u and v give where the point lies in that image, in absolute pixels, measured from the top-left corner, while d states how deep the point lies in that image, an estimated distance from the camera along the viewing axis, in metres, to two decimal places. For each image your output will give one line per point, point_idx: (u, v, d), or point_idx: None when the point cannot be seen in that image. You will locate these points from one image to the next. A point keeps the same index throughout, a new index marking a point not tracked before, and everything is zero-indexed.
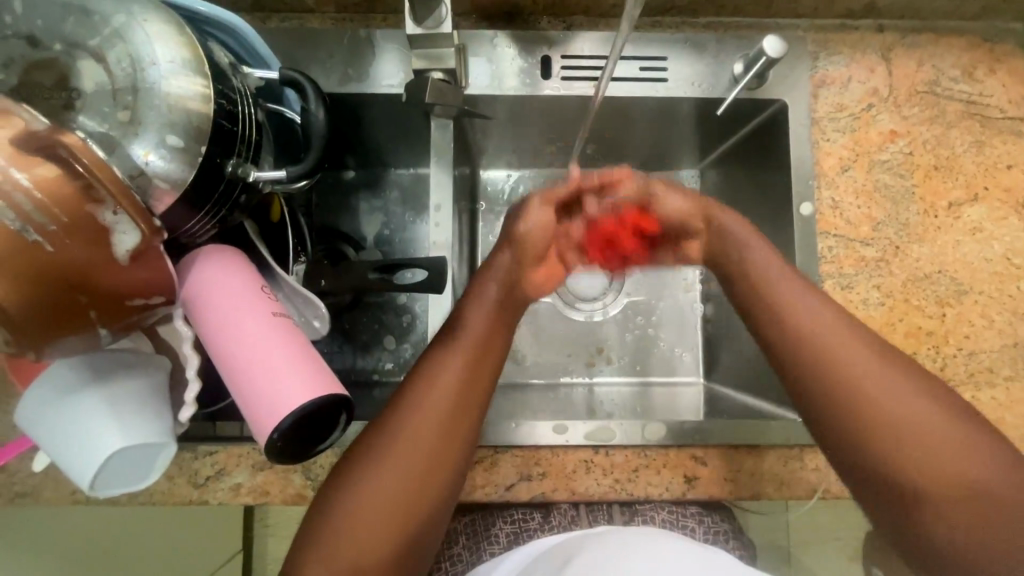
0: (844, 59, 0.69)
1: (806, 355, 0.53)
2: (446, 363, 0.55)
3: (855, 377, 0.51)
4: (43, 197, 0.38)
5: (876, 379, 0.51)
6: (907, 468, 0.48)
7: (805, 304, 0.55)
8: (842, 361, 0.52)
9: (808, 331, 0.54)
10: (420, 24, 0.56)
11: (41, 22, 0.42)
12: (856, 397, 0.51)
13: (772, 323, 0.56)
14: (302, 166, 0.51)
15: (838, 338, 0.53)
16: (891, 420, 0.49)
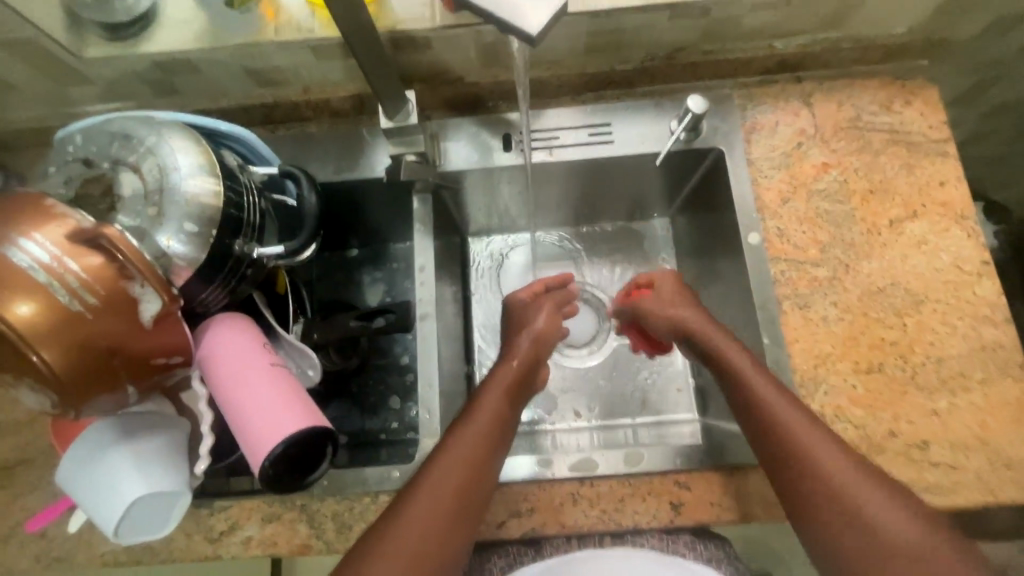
0: (770, 107, 0.77)
1: (762, 430, 0.59)
2: (455, 447, 0.60)
3: (809, 448, 0.57)
4: (89, 277, 0.48)
5: (824, 447, 0.56)
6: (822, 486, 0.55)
7: (760, 379, 0.61)
8: (796, 435, 0.57)
9: (766, 403, 0.60)
10: (391, 119, 0.67)
11: (95, 148, 0.55)
12: (805, 468, 0.56)
13: (738, 393, 0.62)
14: (298, 241, 0.61)
15: (793, 411, 0.59)
16: (837, 485, 0.54)
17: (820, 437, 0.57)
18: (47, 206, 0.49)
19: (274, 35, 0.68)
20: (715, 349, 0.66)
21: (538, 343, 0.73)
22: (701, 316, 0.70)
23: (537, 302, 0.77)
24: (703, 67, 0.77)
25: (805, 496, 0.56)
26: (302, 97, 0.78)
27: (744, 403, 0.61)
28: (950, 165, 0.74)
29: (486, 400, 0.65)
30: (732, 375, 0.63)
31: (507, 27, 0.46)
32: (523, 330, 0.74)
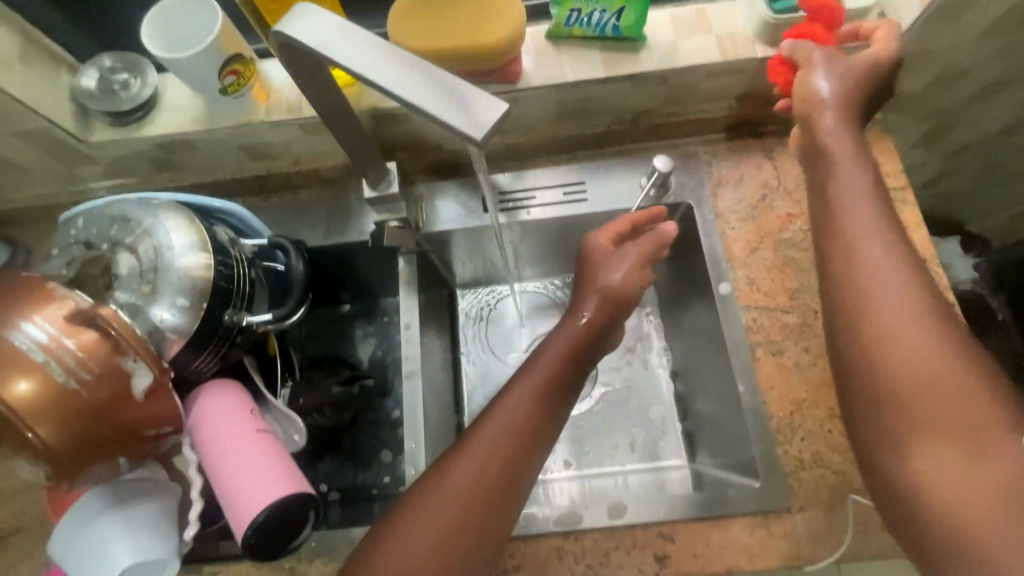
0: (735, 162, 0.82)
1: (857, 336, 0.49)
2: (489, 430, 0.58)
3: (906, 354, 0.46)
4: (84, 355, 0.51)
5: (935, 363, 0.45)
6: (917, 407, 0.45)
7: (892, 274, 0.49)
8: (898, 339, 0.47)
9: (886, 301, 0.48)
10: (374, 188, 0.72)
11: (95, 230, 0.59)
12: (899, 379, 0.46)
13: (850, 292, 0.50)
14: (285, 307, 0.65)
15: (910, 314, 0.47)
16: (949, 409, 0.44)
17: (928, 337, 0.46)
18: (47, 288, 0.53)
19: (266, 115, 0.73)
20: (826, 239, 0.53)
21: (612, 299, 0.66)
22: (850, 158, 0.55)
23: (619, 248, 0.69)
24: (668, 127, 0.82)
25: (876, 413, 0.47)
26: (293, 168, 0.83)
27: (851, 300, 0.50)
28: (909, 211, 0.77)
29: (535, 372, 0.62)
30: (843, 260, 0.51)
31: (455, 132, 0.36)
32: (596, 287, 0.67)
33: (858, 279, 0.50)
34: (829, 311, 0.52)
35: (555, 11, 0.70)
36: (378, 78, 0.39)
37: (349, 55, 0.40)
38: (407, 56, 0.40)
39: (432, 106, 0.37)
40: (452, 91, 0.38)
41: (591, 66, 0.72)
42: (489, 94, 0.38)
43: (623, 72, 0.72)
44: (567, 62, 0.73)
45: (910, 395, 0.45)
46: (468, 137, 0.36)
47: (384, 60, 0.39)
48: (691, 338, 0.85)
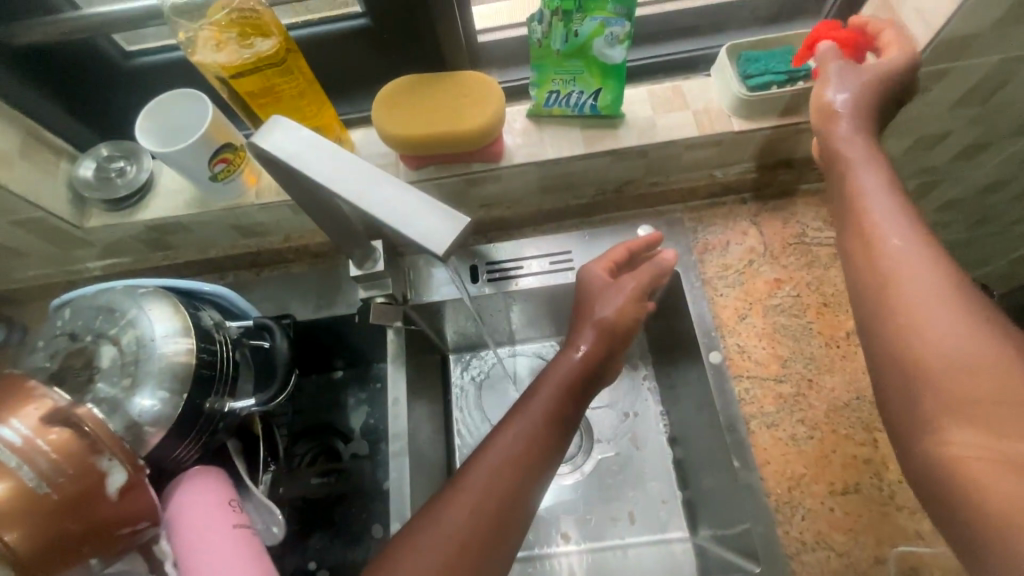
0: (720, 227, 0.82)
1: (881, 320, 0.50)
2: (503, 442, 0.59)
3: (931, 333, 0.46)
4: (57, 455, 0.50)
5: (960, 337, 0.45)
6: (949, 383, 0.45)
7: (920, 256, 0.50)
8: (921, 318, 0.47)
9: (914, 282, 0.49)
10: (361, 266, 0.72)
11: (80, 322, 0.59)
12: (922, 358, 0.46)
13: (876, 278, 0.51)
14: (268, 390, 0.64)
15: (935, 292, 0.48)
16: (972, 385, 0.44)
17: (955, 317, 0.46)
18: (27, 385, 0.53)
19: (255, 198, 0.75)
20: (848, 233, 0.55)
21: (608, 332, 0.67)
22: (870, 160, 0.57)
23: (618, 280, 0.70)
24: (650, 196, 0.84)
25: (906, 395, 0.47)
26: (284, 244, 0.85)
27: (875, 287, 0.51)
28: None
29: (533, 407, 0.61)
30: (864, 254, 0.53)
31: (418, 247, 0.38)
32: (591, 324, 0.67)
33: (881, 265, 0.51)
34: (858, 301, 0.53)
35: (535, 93, 0.73)
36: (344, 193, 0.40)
37: (318, 169, 0.42)
38: (375, 170, 0.41)
39: (397, 221, 0.39)
40: (417, 206, 0.39)
41: (571, 143, 0.74)
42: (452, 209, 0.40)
43: (604, 148, 0.73)
44: (548, 139, 0.75)
45: (938, 372, 0.45)
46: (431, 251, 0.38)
47: (350, 174, 0.41)
48: (686, 406, 0.83)
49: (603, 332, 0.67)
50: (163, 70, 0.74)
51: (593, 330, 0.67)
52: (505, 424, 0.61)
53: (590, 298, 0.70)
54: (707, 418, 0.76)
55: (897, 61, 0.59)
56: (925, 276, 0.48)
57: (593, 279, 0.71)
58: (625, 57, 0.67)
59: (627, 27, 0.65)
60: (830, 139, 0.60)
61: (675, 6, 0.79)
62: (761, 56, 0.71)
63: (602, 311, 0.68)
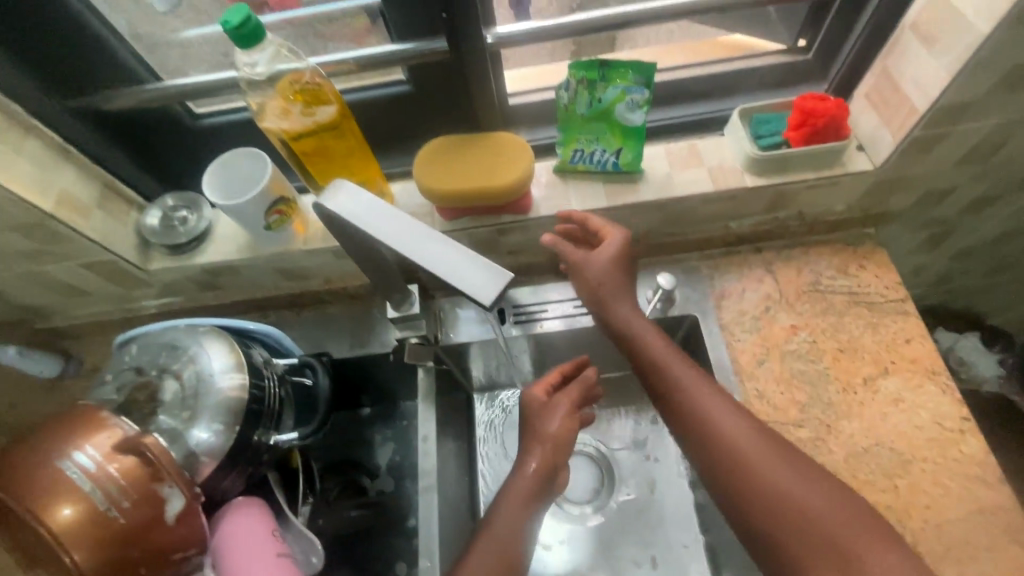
0: (736, 275, 0.86)
1: (744, 486, 0.61)
2: (510, 504, 0.72)
3: (781, 495, 0.59)
4: (125, 481, 0.55)
5: (812, 490, 0.58)
6: (767, 502, 0.59)
7: (736, 430, 0.63)
8: (774, 485, 0.59)
9: (744, 456, 0.62)
10: (398, 309, 0.77)
11: (147, 358, 0.65)
12: (789, 518, 0.58)
13: (716, 454, 0.63)
14: (310, 425, 0.68)
15: (769, 458, 0.61)
16: (783, 500, 0.59)
17: (766, 445, 0.62)
18: (102, 415, 0.58)
19: (302, 245, 0.82)
20: (656, 377, 0.70)
21: (558, 446, 0.76)
22: None
23: (553, 401, 0.80)
24: (669, 245, 0.88)
25: (745, 516, 0.60)
26: (324, 286, 0.90)
27: (723, 457, 0.63)
28: (912, 322, 0.79)
29: (513, 492, 0.73)
30: (671, 395, 0.68)
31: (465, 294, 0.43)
32: (535, 440, 0.76)
33: (719, 440, 0.63)
34: (708, 473, 0.64)
35: (561, 152, 0.79)
36: (395, 243, 0.46)
37: (369, 222, 0.48)
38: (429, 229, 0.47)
39: (444, 270, 0.44)
40: (462, 259, 0.45)
41: (594, 198, 0.79)
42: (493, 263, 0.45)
43: (625, 201, 0.79)
44: (572, 194, 0.80)
45: (802, 530, 0.57)
46: (478, 299, 0.43)
47: (398, 228, 0.47)
48: None
49: (558, 443, 0.76)
50: (226, 129, 0.83)
51: (538, 448, 0.76)
52: (508, 488, 0.74)
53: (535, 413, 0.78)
54: None
55: (615, 252, 0.74)
56: (709, 414, 0.65)
57: (536, 402, 0.80)
58: (645, 119, 0.74)
59: (646, 94, 0.72)
60: (614, 317, 0.74)
61: (691, 72, 0.86)
62: (771, 119, 0.78)
63: (552, 425, 0.77)
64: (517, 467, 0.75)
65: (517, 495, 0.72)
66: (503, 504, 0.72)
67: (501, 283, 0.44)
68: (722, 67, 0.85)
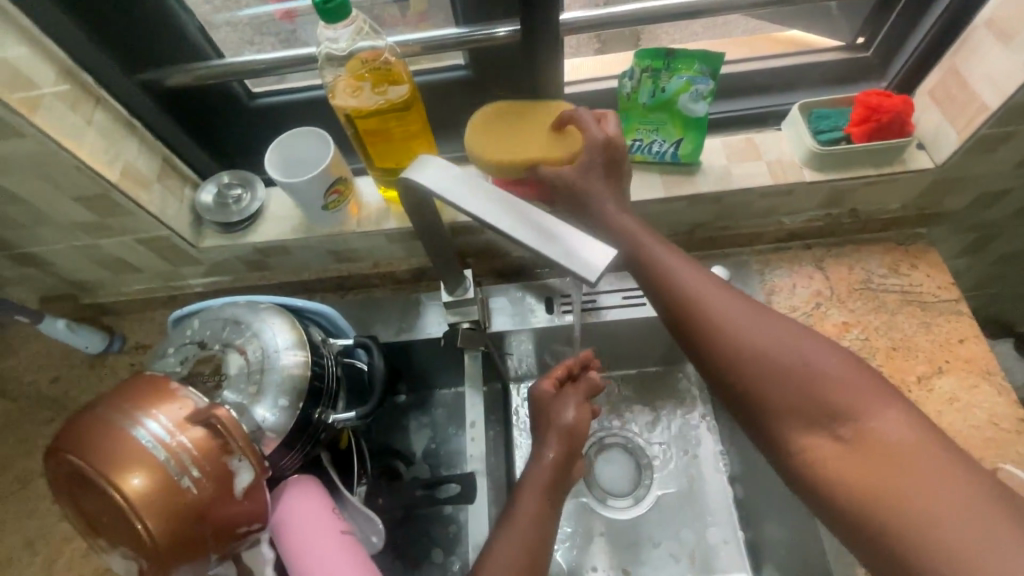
0: (786, 271, 0.86)
1: (739, 361, 0.58)
2: (518, 526, 0.66)
3: (782, 371, 0.56)
4: (197, 453, 0.54)
5: (814, 356, 0.56)
6: (771, 394, 0.56)
7: (735, 310, 0.60)
8: (773, 356, 0.57)
9: (745, 338, 0.58)
10: (452, 293, 0.78)
11: (209, 332, 0.65)
12: (787, 384, 0.56)
13: (712, 334, 0.60)
14: (367, 405, 0.68)
15: (768, 334, 0.58)
16: (791, 387, 0.56)
17: (769, 328, 0.59)
18: (171, 386, 0.58)
19: (356, 226, 0.82)
20: (642, 272, 0.66)
21: (571, 437, 0.72)
22: None
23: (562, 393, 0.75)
24: (719, 239, 0.88)
25: (755, 415, 0.58)
26: (373, 269, 0.90)
27: (717, 338, 0.59)
28: (965, 322, 0.79)
29: (530, 491, 0.69)
30: (659, 285, 0.64)
31: (569, 270, 0.45)
32: (552, 437, 0.72)
33: (717, 320, 0.60)
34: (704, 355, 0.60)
35: None
36: (492, 221, 0.48)
37: (466, 200, 0.50)
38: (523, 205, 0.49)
39: (545, 245, 0.46)
40: (563, 233, 0.46)
41: (652, 187, 0.79)
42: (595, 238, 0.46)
43: (682, 192, 0.79)
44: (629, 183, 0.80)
45: (807, 407, 0.55)
46: (582, 277, 0.44)
47: (494, 205, 0.49)
48: None
49: (567, 434, 0.72)
50: (283, 108, 0.83)
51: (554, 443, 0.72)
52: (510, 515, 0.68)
53: (550, 402, 0.75)
54: None
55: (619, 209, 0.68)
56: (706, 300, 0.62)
57: (546, 395, 0.75)
58: (707, 111, 0.74)
59: (711, 85, 0.72)
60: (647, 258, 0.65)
61: (748, 66, 0.86)
62: (832, 114, 0.78)
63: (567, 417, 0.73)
64: (534, 467, 0.71)
65: (532, 491, 0.69)
66: (505, 532, 0.66)
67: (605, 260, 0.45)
68: (780, 62, 0.85)
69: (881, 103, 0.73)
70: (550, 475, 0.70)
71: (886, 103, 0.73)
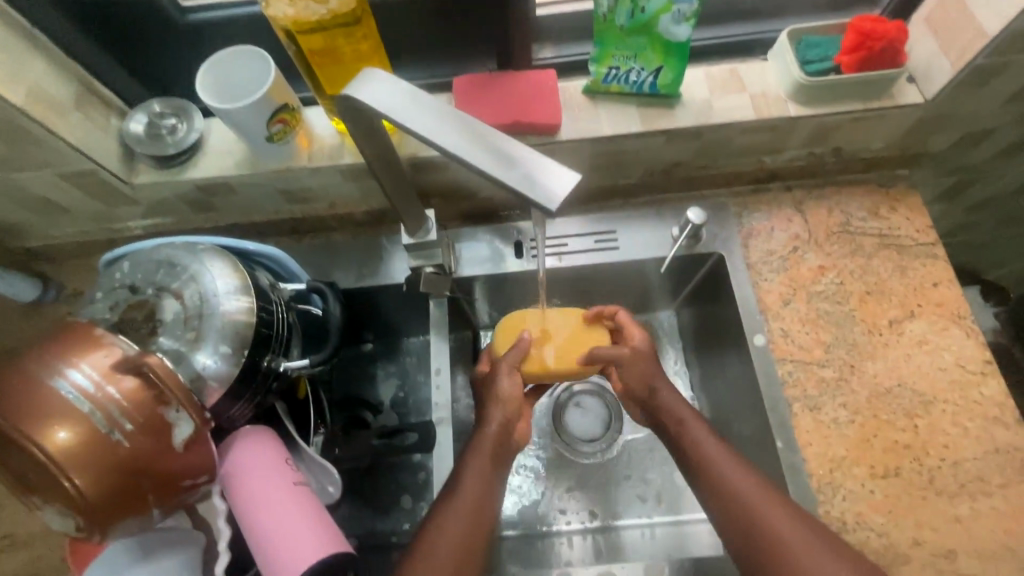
0: (764, 213, 0.83)
1: (708, 481, 0.63)
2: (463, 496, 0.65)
3: (716, 468, 0.63)
4: (128, 404, 0.50)
5: (746, 481, 0.62)
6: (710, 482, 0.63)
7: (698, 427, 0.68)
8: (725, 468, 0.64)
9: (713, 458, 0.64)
10: (413, 235, 0.72)
11: (141, 275, 0.59)
12: (723, 479, 0.62)
13: (682, 455, 0.67)
14: (321, 353, 0.64)
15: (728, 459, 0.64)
16: (724, 483, 0.62)
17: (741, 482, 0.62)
18: (95, 333, 0.52)
19: (307, 162, 0.75)
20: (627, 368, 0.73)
21: (509, 410, 0.71)
22: None
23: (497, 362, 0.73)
24: (697, 180, 0.83)
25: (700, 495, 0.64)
26: (329, 211, 0.83)
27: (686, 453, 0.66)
28: (940, 266, 0.77)
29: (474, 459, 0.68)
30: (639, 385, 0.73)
31: (528, 197, 0.40)
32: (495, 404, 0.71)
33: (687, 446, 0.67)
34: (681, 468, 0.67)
35: (593, 69, 0.72)
36: (445, 143, 0.43)
37: (417, 119, 0.44)
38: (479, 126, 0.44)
39: (503, 172, 0.41)
40: (524, 160, 0.42)
41: (628, 122, 0.74)
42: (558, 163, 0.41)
43: (659, 128, 0.73)
44: (604, 116, 0.74)
45: (743, 526, 0.60)
46: (542, 203, 0.40)
47: (450, 125, 0.44)
48: (721, 390, 0.84)
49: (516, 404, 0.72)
50: (218, 27, 0.74)
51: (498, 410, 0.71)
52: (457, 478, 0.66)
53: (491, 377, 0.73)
54: (746, 401, 0.78)
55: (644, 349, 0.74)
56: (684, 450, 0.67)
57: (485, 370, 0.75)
58: (690, 35, 0.66)
59: (694, 5, 0.64)
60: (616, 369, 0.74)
61: None
62: (823, 42, 0.72)
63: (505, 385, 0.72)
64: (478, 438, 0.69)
65: (477, 461, 0.67)
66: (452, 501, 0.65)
67: (569, 186, 0.40)
68: None
69: (876, 27, 0.67)
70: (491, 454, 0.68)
71: (881, 27, 0.67)
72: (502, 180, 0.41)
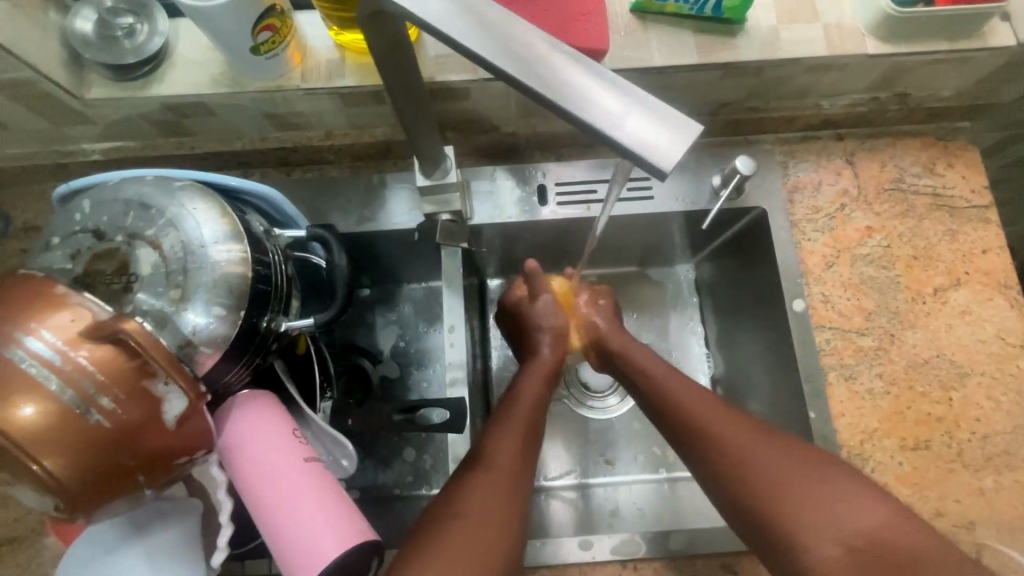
0: (813, 165, 0.75)
1: (655, 398, 0.66)
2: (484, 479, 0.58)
3: (658, 381, 0.67)
4: (106, 378, 0.42)
5: (681, 391, 0.64)
6: (656, 395, 0.66)
7: (714, 416, 0.61)
8: (758, 465, 0.56)
9: (695, 421, 0.61)
10: (428, 177, 0.63)
11: (107, 218, 0.49)
12: (667, 389, 0.65)
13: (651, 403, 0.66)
14: (328, 312, 0.56)
15: (745, 442, 0.58)
16: (661, 393, 0.65)
17: (680, 390, 0.64)
18: (57, 292, 0.43)
19: (301, 81, 0.63)
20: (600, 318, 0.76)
21: (560, 338, 0.74)
22: None
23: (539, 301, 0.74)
24: (744, 124, 0.75)
25: (652, 415, 0.66)
26: (324, 141, 0.72)
27: (706, 444, 0.60)
28: (992, 232, 0.72)
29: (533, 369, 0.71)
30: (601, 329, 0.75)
31: (629, 152, 0.32)
32: (546, 332, 0.74)
33: (706, 441, 0.60)
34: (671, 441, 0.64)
35: None
36: (531, 82, 0.34)
37: (482, 43, 0.35)
38: (559, 53, 0.34)
39: (598, 118, 0.32)
40: (619, 100, 0.33)
41: (682, 50, 0.63)
42: (669, 109, 0.33)
43: (717, 60, 0.63)
44: (654, 42, 0.63)
45: (683, 423, 0.62)
46: (648, 162, 0.31)
47: (527, 54, 0.34)
48: (742, 353, 0.80)
49: (550, 377, 0.71)
50: None
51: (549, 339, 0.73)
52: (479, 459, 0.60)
53: (534, 313, 0.75)
54: (775, 367, 0.74)
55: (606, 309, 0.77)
56: (643, 371, 0.68)
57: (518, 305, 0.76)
58: None
59: None
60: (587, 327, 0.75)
61: None
62: None
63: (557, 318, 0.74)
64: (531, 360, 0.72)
65: (537, 371, 0.71)
66: (479, 481, 0.58)
67: (682, 137, 0.31)
68: None
69: None
70: (543, 376, 0.70)
71: None
72: (596, 129, 0.32)
